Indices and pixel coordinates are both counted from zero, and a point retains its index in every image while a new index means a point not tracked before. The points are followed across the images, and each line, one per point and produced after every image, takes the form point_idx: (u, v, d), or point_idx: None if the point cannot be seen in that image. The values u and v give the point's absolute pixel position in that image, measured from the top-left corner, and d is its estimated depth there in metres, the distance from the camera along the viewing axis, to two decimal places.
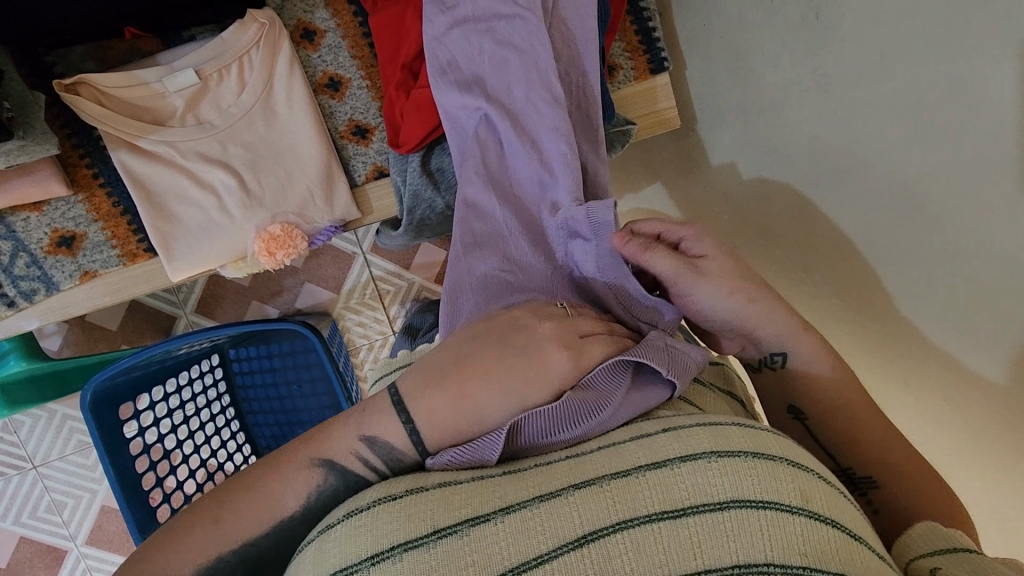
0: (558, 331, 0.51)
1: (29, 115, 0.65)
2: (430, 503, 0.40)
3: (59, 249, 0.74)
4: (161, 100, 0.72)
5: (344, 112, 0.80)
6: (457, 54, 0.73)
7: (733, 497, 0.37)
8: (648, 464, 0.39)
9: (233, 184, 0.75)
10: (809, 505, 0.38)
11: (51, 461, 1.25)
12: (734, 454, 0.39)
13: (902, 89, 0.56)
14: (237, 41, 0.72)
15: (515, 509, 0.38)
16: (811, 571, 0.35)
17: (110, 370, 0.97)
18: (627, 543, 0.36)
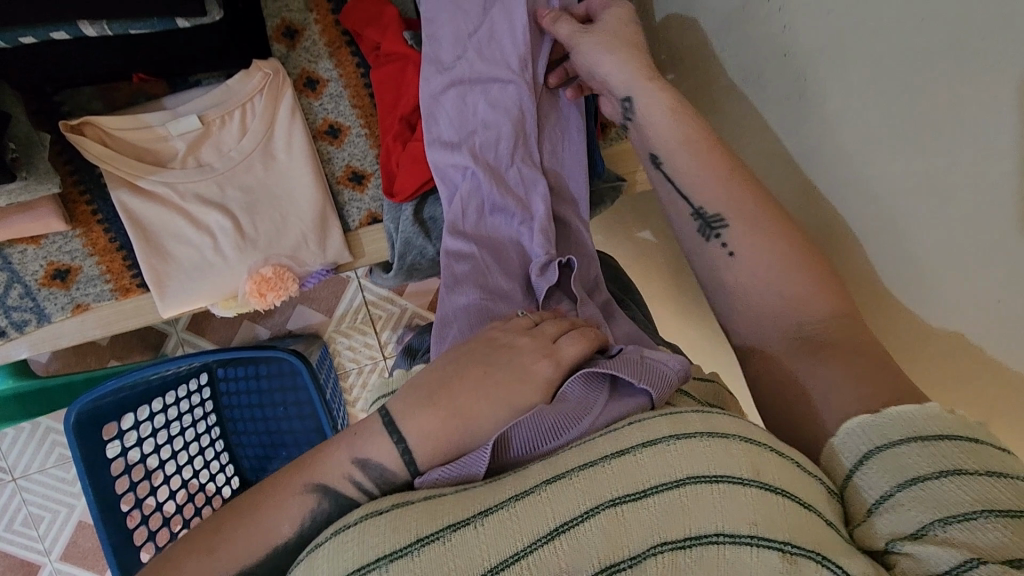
0: (535, 345, 0.56)
1: (34, 155, 0.66)
2: (413, 514, 0.42)
3: (54, 282, 0.75)
4: (164, 143, 0.74)
5: (342, 158, 0.82)
6: (449, 108, 0.74)
7: (689, 474, 0.41)
8: (612, 454, 0.43)
9: (229, 226, 0.77)
10: (760, 477, 0.42)
11: (31, 474, 1.24)
12: (692, 435, 0.43)
13: (879, 173, 0.58)
14: (242, 88, 0.75)
15: (492, 511, 0.41)
16: (758, 540, 0.39)
17: (96, 392, 0.97)
18: (596, 529, 0.40)
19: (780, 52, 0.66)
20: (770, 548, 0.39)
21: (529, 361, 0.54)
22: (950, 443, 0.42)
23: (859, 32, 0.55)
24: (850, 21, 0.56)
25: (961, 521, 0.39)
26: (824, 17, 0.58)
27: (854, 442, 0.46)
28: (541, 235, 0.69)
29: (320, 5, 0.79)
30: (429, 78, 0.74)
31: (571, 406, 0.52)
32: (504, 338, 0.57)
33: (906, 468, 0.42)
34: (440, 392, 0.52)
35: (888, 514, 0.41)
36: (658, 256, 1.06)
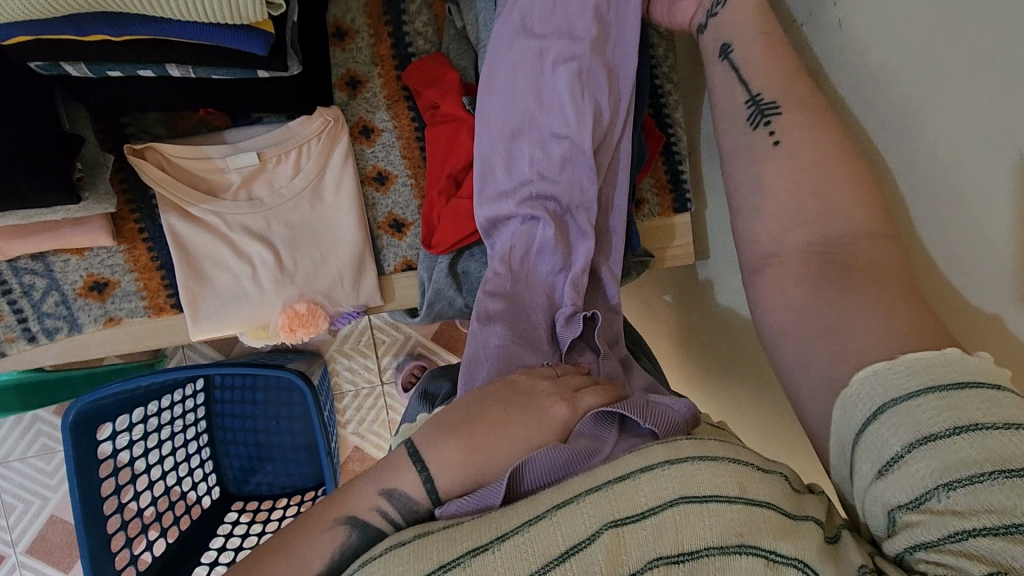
0: (555, 390, 0.58)
1: (96, 175, 0.69)
2: (433, 543, 0.43)
3: (90, 293, 0.77)
4: (220, 175, 0.77)
5: (385, 205, 0.84)
6: (505, 162, 0.76)
7: (681, 494, 0.43)
8: (613, 479, 0.44)
9: (269, 259, 0.79)
10: (746, 494, 0.43)
11: (10, 461, 1.22)
12: (684, 460, 0.45)
13: None
14: (301, 131, 0.78)
15: (508, 536, 0.42)
16: (746, 548, 0.41)
17: (98, 392, 0.93)
18: (601, 547, 0.41)
19: None
20: (758, 557, 0.41)
21: (549, 404, 0.56)
22: (966, 395, 0.40)
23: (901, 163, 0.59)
24: (892, 149, 0.60)
25: (968, 484, 0.38)
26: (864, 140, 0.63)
27: (864, 398, 0.44)
28: (572, 286, 0.72)
29: (385, 60, 0.83)
30: (487, 133, 0.77)
31: (583, 443, 0.54)
32: (526, 382, 0.59)
33: (918, 425, 0.40)
34: (461, 426, 0.54)
35: (893, 477, 0.40)
36: (669, 318, 1.09)
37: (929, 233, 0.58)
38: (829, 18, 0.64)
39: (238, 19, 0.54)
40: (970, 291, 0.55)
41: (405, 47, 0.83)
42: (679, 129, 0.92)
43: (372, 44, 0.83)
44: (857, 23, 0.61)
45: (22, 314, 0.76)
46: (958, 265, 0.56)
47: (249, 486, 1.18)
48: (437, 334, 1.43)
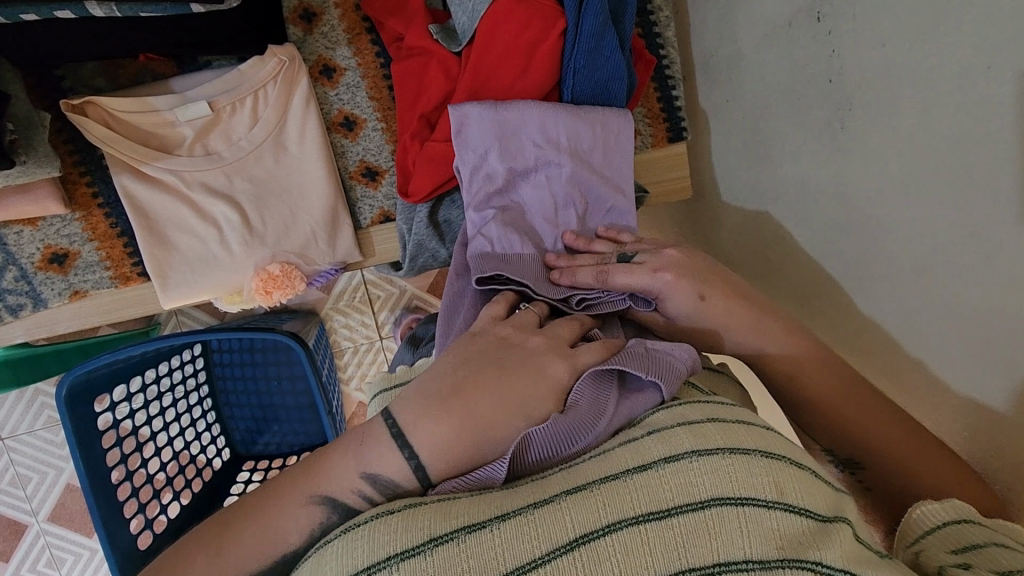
0: (553, 342, 0.53)
1: (32, 136, 0.63)
2: (427, 514, 0.39)
3: (50, 266, 0.73)
4: (171, 129, 0.70)
5: (356, 153, 0.79)
6: (498, 190, 0.68)
7: (714, 495, 0.37)
8: (636, 468, 0.40)
9: (235, 220, 0.74)
10: (785, 498, 0.38)
11: (19, 434, 1.22)
12: (713, 452, 0.39)
13: (929, 218, 0.56)
14: (254, 75, 0.71)
15: (510, 517, 0.38)
16: (789, 563, 0.36)
17: (89, 364, 0.91)
18: (616, 545, 0.36)
19: (826, 80, 0.64)
20: (802, 570, 0.36)
21: (547, 357, 0.51)
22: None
23: (924, 68, 0.53)
24: (918, 48, 0.53)
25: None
26: (878, 48, 0.57)
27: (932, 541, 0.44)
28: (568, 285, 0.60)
29: None
30: (478, 151, 0.68)
31: (585, 407, 0.47)
32: (521, 333, 0.53)
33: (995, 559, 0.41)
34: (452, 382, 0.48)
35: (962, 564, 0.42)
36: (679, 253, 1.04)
37: (954, 142, 0.52)
38: None
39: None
40: (1006, 202, 0.49)
41: None
42: (671, 49, 0.84)
43: None
44: None
45: None
46: (982, 170, 0.51)
47: (259, 446, 1.15)
48: (435, 286, 1.38)
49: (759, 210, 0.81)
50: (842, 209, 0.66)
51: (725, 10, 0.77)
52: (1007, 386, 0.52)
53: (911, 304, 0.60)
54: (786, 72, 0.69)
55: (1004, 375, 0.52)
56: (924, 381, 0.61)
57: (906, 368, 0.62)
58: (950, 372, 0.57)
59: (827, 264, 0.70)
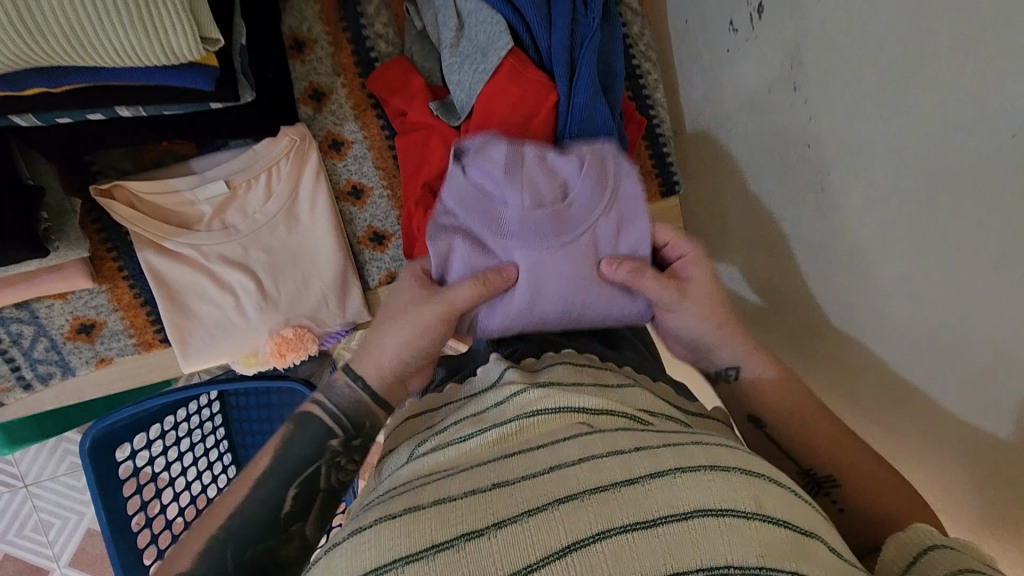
0: None
1: (64, 221, 0.68)
2: (427, 522, 0.40)
3: (79, 335, 0.77)
4: (191, 207, 0.75)
5: (364, 219, 0.83)
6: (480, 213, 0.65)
7: (696, 507, 0.38)
8: (623, 481, 0.40)
9: (251, 287, 0.78)
10: (764, 510, 0.39)
11: (43, 480, 1.26)
12: (696, 469, 0.41)
13: (907, 280, 0.58)
14: (268, 152, 0.76)
15: (506, 524, 0.38)
16: (769, 570, 0.35)
17: (111, 416, 0.94)
18: (606, 553, 0.35)
19: (805, 144, 0.67)
20: None
21: None
22: None
23: (892, 136, 0.56)
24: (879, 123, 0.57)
25: None
26: (850, 120, 0.60)
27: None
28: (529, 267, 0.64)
29: (348, 69, 0.80)
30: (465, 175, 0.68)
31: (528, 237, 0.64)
32: None
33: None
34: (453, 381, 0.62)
35: None
36: None
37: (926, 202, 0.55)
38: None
39: (183, 59, 0.50)
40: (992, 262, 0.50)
41: (367, 52, 0.80)
42: (661, 109, 0.88)
43: (332, 54, 0.79)
44: None
45: (14, 363, 0.76)
46: (954, 234, 0.53)
47: None
48: None
49: (750, 258, 0.83)
50: (827, 264, 0.69)
51: (710, 75, 0.81)
52: (992, 445, 0.53)
53: (896, 359, 0.62)
54: (767, 132, 0.73)
55: (987, 432, 0.53)
56: (914, 431, 0.61)
57: (897, 419, 0.63)
58: (936, 428, 0.59)
59: (817, 316, 0.72)
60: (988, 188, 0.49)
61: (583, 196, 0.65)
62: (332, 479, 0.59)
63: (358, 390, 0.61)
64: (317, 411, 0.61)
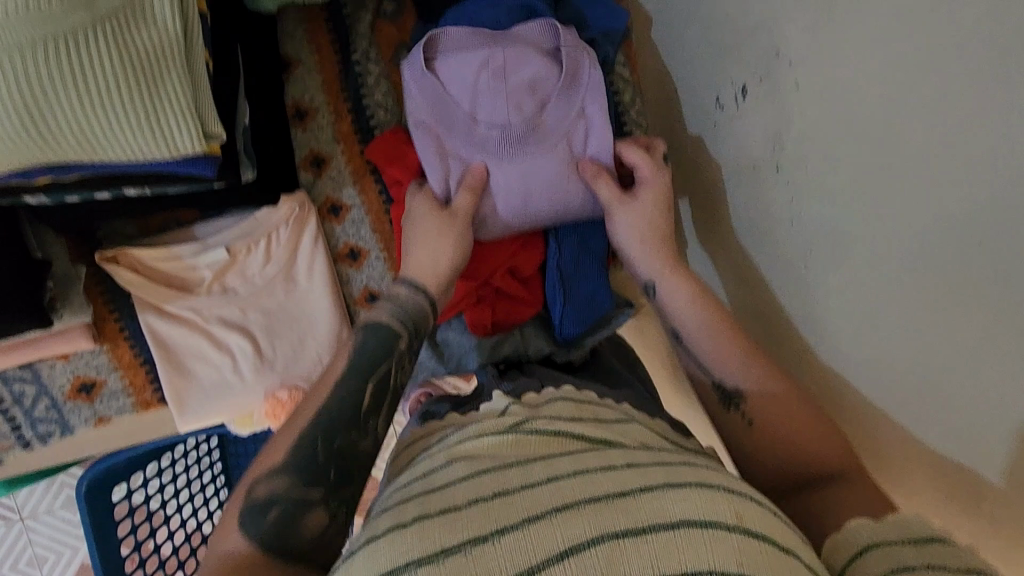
0: None
1: (67, 290, 0.71)
2: (437, 527, 0.40)
3: (79, 395, 0.79)
4: (193, 272, 0.77)
5: (360, 281, 0.85)
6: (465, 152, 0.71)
7: (683, 517, 0.38)
8: (615, 492, 0.41)
9: (248, 349, 0.80)
10: (744, 523, 0.39)
11: (39, 514, 1.26)
12: (683, 485, 0.41)
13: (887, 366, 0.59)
14: (269, 219, 0.78)
15: (509, 530, 0.38)
16: None
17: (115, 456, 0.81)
18: (600, 556, 0.36)
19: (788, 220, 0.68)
20: None
21: None
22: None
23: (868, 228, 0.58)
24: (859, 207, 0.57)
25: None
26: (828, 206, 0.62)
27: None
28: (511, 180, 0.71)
29: (347, 138, 0.82)
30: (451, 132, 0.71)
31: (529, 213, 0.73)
32: None
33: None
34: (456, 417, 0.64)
35: None
36: None
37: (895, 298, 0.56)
38: (786, 79, 0.63)
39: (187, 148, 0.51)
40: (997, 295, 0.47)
41: (367, 120, 0.82)
42: None
43: (333, 122, 0.82)
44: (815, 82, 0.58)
45: (15, 422, 0.78)
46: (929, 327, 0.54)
47: None
48: None
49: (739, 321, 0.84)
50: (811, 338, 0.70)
51: (697, 144, 0.83)
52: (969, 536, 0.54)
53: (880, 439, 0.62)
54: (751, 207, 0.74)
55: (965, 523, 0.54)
56: None
57: None
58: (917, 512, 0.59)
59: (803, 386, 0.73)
60: (951, 282, 0.50)
61: (557, 94, 0.71)
62: (402, 377, 0.61)
63: (422, 300, 0.64)
64: (384, 317, 0.61)
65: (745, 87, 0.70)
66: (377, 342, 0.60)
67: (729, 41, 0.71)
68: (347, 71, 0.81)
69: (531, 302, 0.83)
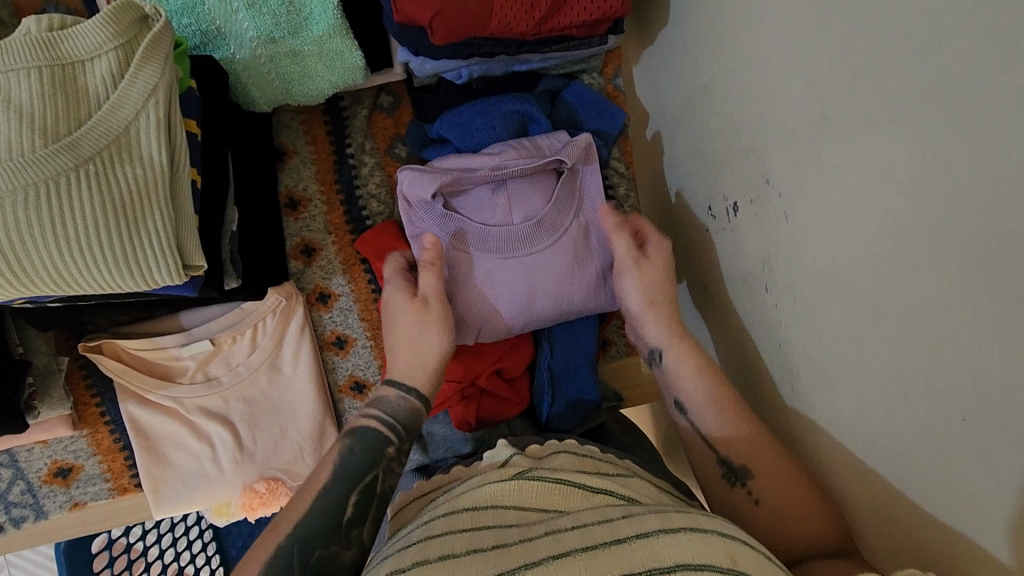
0: None
1: (50, 381, 0.71)
2: (439, 569, 0.39)
3: (55, 479, 0.78)
4: (176, 361, 0.77)
5: (345, 369, 0.84)
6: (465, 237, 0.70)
7: (677, 560, 0.38)
8: (611, 540, 0.40)
9: (228, 439, 0.79)
10: (739, 567, 0.39)
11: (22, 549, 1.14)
12: (677, 529, 0.41)
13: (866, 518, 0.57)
14: (254, 310, 0.77)
15: (510, 573, 0.38)
16: None
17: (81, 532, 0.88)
18: None
19: (774, 345, 0.63)
20: None
21: None
22: None
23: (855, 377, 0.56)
24: (836, 349, 0.54)
25: None
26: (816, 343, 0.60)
27: None
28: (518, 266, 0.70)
29: (339, 227, 0.82)
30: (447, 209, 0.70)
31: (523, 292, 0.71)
32: None
33: None
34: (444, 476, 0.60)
35: None
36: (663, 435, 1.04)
37: (869, 455, 0.52)
38: (774, 208, 0.60)
39: (161, 280, 0.51)
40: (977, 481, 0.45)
41: (359, 211, 0.82)
42: None
43: (325, 213, 0.81)
44: (803, 222, 0.56)
45: None
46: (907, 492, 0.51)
47: None
48: None
49: None
50: None
51: (686, 247, 0.80)
52: None
53: None
54: (729, 321, 0.72)
55: None
56: None
57: None
58: None
59: None
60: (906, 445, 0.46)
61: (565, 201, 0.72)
62: (392, 480, 0.60)
63: (410, 399, 0.63)
64: (373, 421, 0.60)
65: (737, 204, 0.67)
66: (361, 449, 0.58)
67: (719, 156, 0.69)
68: (340, 162, 0.82)
69: (519, 399, 0.80)
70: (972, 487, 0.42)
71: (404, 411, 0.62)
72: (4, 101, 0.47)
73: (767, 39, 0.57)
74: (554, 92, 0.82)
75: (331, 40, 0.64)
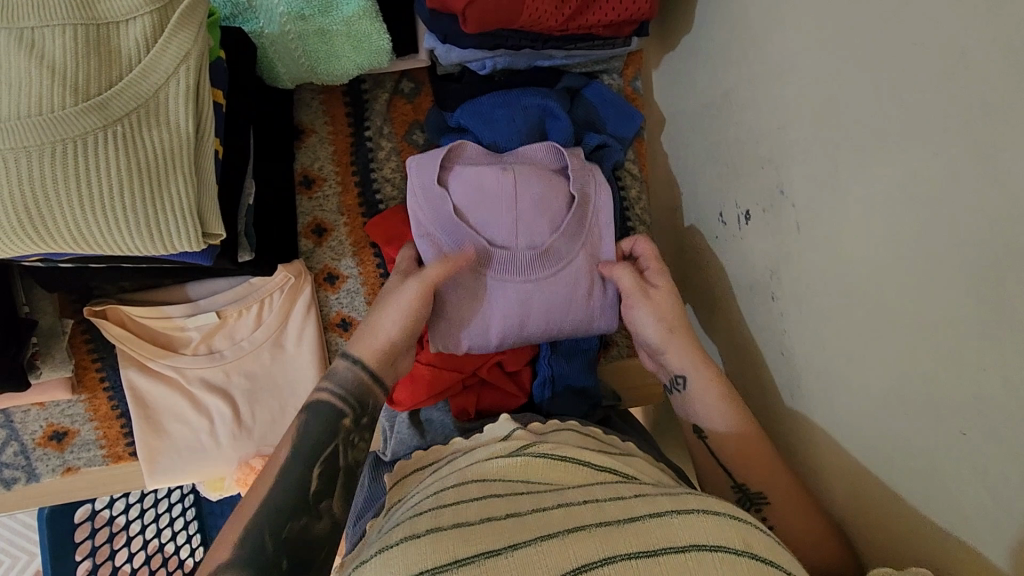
0: None
1: (53, 342, 0.71)
2: (451, 539, 0.40)
3: (49, 442, 0.78)
4: (181, 331, 0.77)
5: None
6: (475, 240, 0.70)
7: (692, 541, 0.38)
8: (625, 518, 0.41)
9: (227, 413, 0.79)
10: (752, 549, 0.39)
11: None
12: (690, 511, 0.41)
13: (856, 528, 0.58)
14: (262, 286, 0.77)
15: (521, 546, 0.38)
16: None
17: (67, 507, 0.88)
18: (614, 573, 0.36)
19: (776, 353, 0.65)
20: None
21: None
22: None
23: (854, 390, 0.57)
24: (840, 359, 0.55)
25: None
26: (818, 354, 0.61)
27: None
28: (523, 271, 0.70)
29: (351, 209, 0.82)
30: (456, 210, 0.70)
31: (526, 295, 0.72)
32: None
33: None
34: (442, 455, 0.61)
35: None
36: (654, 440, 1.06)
37: (864, 464, 0.53)
38: (787, 219, 0.61)
39: (182, 245, 0.51)
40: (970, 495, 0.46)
41: (373, 194, 0.82)
42: None
43: (339, 193, 0.81)
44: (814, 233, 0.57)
45: None
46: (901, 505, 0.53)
47: None
48: None
49: None
50: None
51: (694, 253, 0.81)
52: None
53: None
54: (732, 327, 0.73)
55: None
56: None
57: None
58: None
59: None
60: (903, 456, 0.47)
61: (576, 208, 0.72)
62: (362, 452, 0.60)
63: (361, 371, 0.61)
64: (327, 397, 0.59)
65: (748, 213, 0.68)
66: (319, 423, 0.58)
67: (735, 164, 0.70)
68: (358, 144, 0.82)
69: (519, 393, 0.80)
70: (967, 498, 0.43)
71: (354, 385, 0.60)
72: (38, 53, 0.47)
73: (791, 50, 0.58)
74: (574, 90, 0.82)
75: (360, 22, 0.65)
